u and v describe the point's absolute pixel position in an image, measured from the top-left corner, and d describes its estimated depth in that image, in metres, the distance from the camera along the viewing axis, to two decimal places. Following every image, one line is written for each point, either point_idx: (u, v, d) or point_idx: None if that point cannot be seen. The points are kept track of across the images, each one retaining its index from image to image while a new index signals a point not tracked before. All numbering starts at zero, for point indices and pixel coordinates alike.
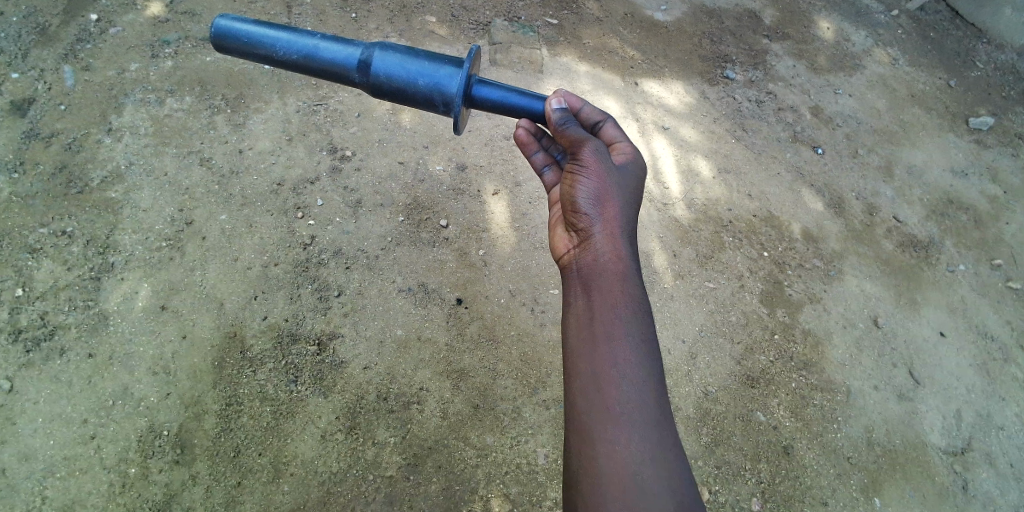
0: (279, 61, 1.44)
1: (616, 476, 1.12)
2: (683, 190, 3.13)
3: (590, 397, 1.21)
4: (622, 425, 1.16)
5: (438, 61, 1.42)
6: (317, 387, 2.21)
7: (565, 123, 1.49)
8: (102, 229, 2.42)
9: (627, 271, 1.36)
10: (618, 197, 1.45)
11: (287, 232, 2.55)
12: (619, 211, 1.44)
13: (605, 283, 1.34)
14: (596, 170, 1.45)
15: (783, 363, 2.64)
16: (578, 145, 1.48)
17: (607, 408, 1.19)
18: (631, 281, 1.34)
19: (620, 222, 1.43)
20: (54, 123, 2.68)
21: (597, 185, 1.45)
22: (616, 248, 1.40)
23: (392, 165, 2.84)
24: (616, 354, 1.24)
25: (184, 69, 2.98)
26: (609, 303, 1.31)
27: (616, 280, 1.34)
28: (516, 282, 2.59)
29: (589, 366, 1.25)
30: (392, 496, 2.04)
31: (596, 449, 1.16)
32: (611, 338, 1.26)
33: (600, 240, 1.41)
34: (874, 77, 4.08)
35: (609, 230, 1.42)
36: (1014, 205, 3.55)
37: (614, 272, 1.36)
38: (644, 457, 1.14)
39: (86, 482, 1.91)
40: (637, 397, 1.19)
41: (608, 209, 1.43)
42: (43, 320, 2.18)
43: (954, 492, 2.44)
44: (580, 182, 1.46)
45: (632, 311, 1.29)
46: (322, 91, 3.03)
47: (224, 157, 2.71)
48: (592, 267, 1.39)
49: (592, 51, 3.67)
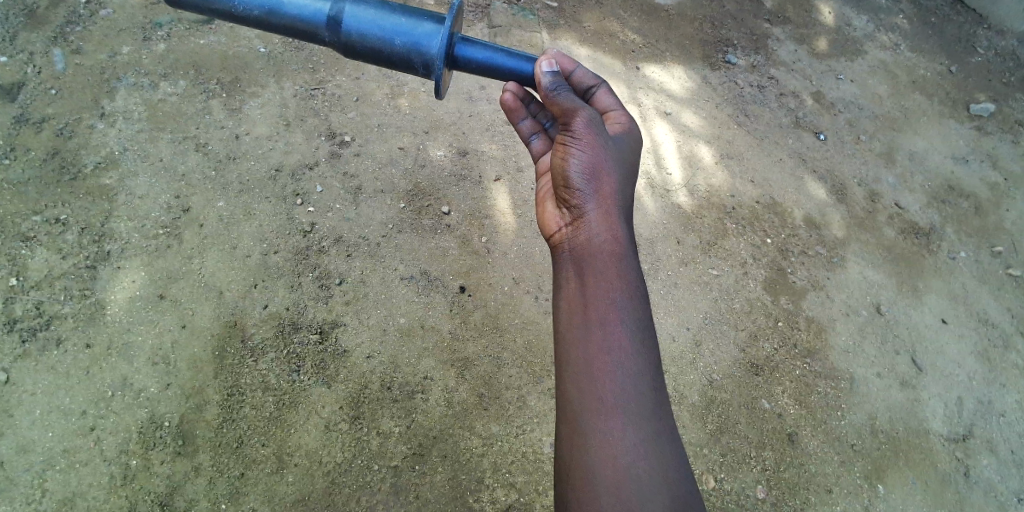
0: (240, 18, 1.33)
1: (613, 471, 1.09)
2: (685, 176, 3.10)
3: (582, 387, 1.18)
4: (619, 419, 1.14)
5: (417, 17, 1.34)
6: (320, 376, 2.18)
7: (555, 89, 1.42)
8: (97, 217, 2.37)
9: (624, 250, 1.33)
10: (610, 173, 1.41)
11: (287, 219, 2.51)
12: (612, 185, 1.40)
13: (599, 263, 1.30)
14: (588, 142, 1.40)
15: (786, 350, 2.63)
16: (570, 115, 1.41)
17: (600, 398, 1.16)
18: (626, 261, 1.31)
19: (613, 198, 1.39)
20: (44, 107, 2.61)
21: (590, 160, 1.40)
22: (610, 225, 1.36)
23: (393, 151, 2.80)
24: (612, 342, 1.20)
25: (177, 52, 2.91)
26: (604, 283, 1.27)
27: (612, 260, 1.30)
28: (519, 269, 2.56)
29: (585, 354, 1.21)
30: (398, 486, 2.02)
31: (589, 442, 1.13)
32: (607, 322, 1.22)
33: (594, 219, 1.36)
34: (876, 63, 4.05)
35: (603, 206, 1.37)
36: (1015, 192, 3.54)
37: (609, 251, 1.32)
38: (640, 452, 1.12)
39: (86, 474, 1.88)
40: (633, 388, 1.17)
41: (600, 185, 1.39)
42: (39, 310, 2.14)
43: (956, 478, 2.45)
44: (571, 154, 1.41)
45: (628, 294, 1.27)
46: (319, 75, 2.99)
47: (221, 143, 2.66)
48: (585, 245, 1.34)
49: (592, 34, 3.61)
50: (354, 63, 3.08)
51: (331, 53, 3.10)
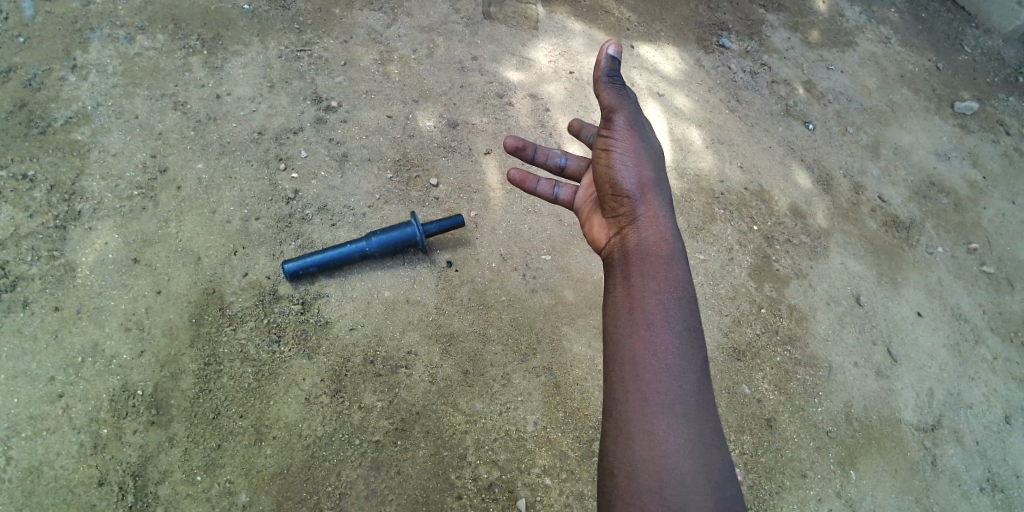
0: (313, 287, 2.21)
1: (653, 473, 1.17)
2: (675, 159, 3.08)
3: (630, 392, 1.27)
4: (663, 424, 1.22)
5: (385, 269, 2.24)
6: (301, 348, 2.13)
7: (609, 82, 1.63)
8: (67, 174, 2.26)
9: (671, 252, 1.48)
10: (655, 179, 1.60)
11: (268, 184, 2.42)
12: (657, 189, 1.58)
13: (647, 266, 1.45)
14: (631, 147, 1.61)
15: (768, 337, 2.65)
16: (614, 112, 1.63)
17: (648, 404, 1.24)
18: (673, 263, 1.46)
19: (658, 201, 1.56)
20: (11, 55, 2.46)
21: (635, 165, 1.60)
22: (657, 228, 1.52)
23: (381, 119, 2.72)
24: (660, 348, 1.31)
25: (155, 4, 2.76)
26: (652, 282, 1.41)
27: (660, 261, 1.45)
28: (507, 246, 2.53)
29: (634, 358, 1.31)
30: (379, 461, 1.99)
31: (634, 443, 1.21)
32: (658, 325, 1.34)
33: (642, 224, 1.53)
34: (867, 55, 4.06)
35: (648, 208, 1.55)
36: (993, 190, 3.61)
37: (657, 252, 1.47)
38: (684, 459, 1.18)
39: (54, 442, 1.81)
40: (679, 397, 1.25)
41: (646, 186, 1.58)
42: (4, 270, 2.04)
43: (923, 466, 2.52)
44: (616, 159, 1.62)
45: (677, 295, 1.40)
46: (306, 37, 2.88)
47: (201, 102, 2.55)
48: (637, 246, 1.51)
49: (587, 10, 3.53)
50: (342, 26, 2.97)
51: (318, 14, 2.98)
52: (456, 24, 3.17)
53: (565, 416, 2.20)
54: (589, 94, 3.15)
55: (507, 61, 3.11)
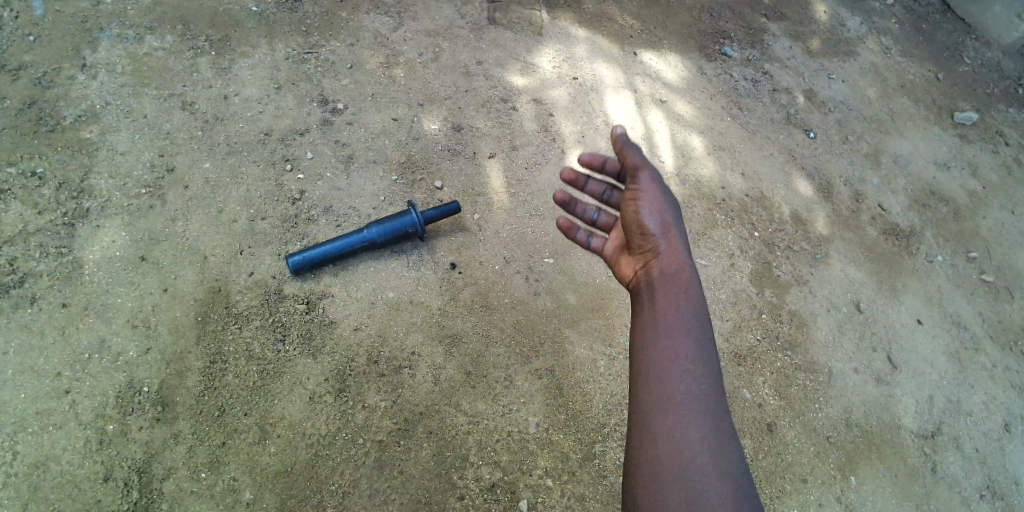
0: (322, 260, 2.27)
1: (674, 469, 1.21)
2: (677, 165, 3.10)
3: (649, 396, 1.33)
4: (683, 422, 1.27)
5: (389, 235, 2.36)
6: (306, 347, 2.14)
7: (629, 145, 1.69)
8: (76, 172, 2.28)
9: (691, 279, 1.51)
10: (679, 219, 1.62)
11: (275, 185, 2.44)
12: (680, 229, 1.59)
13: (669, 288, 1.48)
14: (654, 195, 1.63)
15: (769, 342, 2.67)
16: (637, 168, 1.67)
17: (666, 405, 1.30)
18: (692, 285, 1.50)
19: (681, 239, 1.57)
20: (21, 54, 2.48)
21: (660, 207, 1.61)
22: (678, 261, 1.54)
23: (386, 122, 2.74)
24: (677, 356, 1.37)
25: (164, 5, 2.79)
26: (672, 303, 1.46)
27: (681, 285, 1.49)
28: (511, 249, 2.55)
29: (653, 366, 1.37)
30: (382, 461, 2.00)
31: (655, 442, 1.25)
32: (676, 337, 1.40)
33: (666, 257, 1.54)
34: (867, 65, 4.09)
35: (672, 244, 1.56)
36: (992, 200, 3.63)
37: (677, 276, 1.51)
38: (705, 454, 1.23)
39: (60, 438, 1.82)
40: (695, 397, 1.31)
41: (672, 226, 1.59)
42: (13, 266, 2.05)
43: (923, 473, 2.53)
44: (644, 204, 1.62)
45: (696, 313, 1.45)
46: (312, 39, 2.90)
47: (208, 103, 2.57)
48: (660, 276, 1.52)
49: (591, 17, 3.57)
50: (348, 30, 3.00)
51: (324, 17, 3.01)
52: (461, 29, 3.20)
53: (567, 419, 2.21)
54: (593, 99, 3.18)
55: (511, 66, 3.14)
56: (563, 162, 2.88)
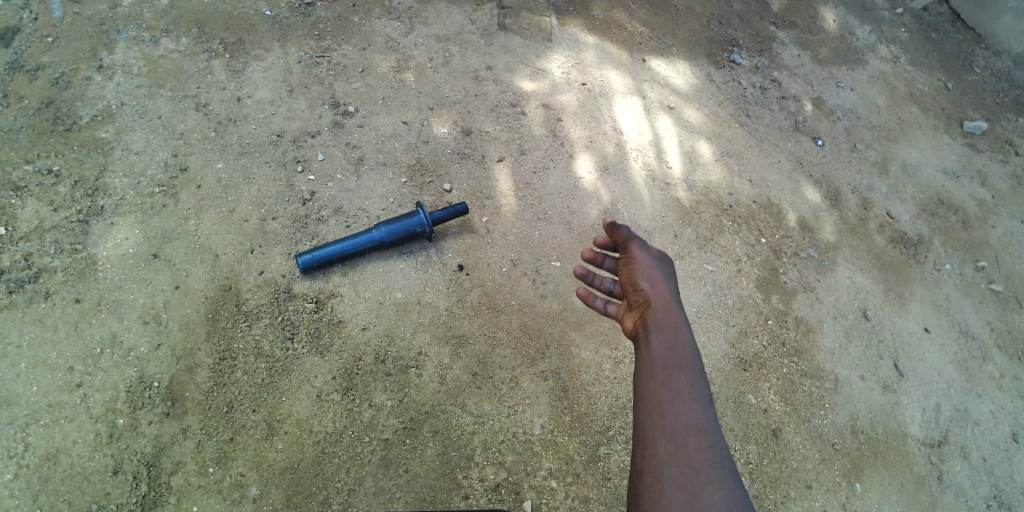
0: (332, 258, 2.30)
1: (678, 472, 1.24)
2: (685, 171, 3.11)
3: (651, 411, 1.36)
4: (687, 432, 1.31)
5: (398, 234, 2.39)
6: (314, 345, 2.16)
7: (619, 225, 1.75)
8: (91, 171, 2.32)
9: (680, 320, 1.54)
10: (670, 279, 1.65)
11: (286, 186, 2.47)
12: (671, 288, 1.62)
13: (661, 325, 1.52)
14: (646, 262, 1.66)
15: (775, 348, 2.67)
16: (628, 242, 1.72)
17: (669, 417, 1.34)
18: (681, 327, 1.52)
19: (671, 294, 1.60)
20: (40, 55, 2.53)
21: (650, 267, 1.65)
22: (669, 309, 1.56)
23: (396, 125, 2.77)
24: (675, 379, 1.41)
25: (180, 9, 2.84)
26: (663, 341, 1.48)
27: (672, 321, 1.53)
28: (518, 252, 2.56)
29: (651, 388, 1.40)
30: (388, 459, 2.01)
31: (659, 449, 1.29)
32: (670, 367, 1.43)
33: (657, 307, 1.56)
34: (876, 73, 4.09)
35: (665, 301, 1.58)
36: (1001, 209, 3.62)
37: (666, 320, 1.53)
38: (709, 461, 1.26)
39: (71, 431, 1.85)
40: (697, 413, 1.35)
41: (663, 284, 1.62)
42: (28, 262, 2.09)
43: (929, 481, 2.51)
44: (637, 267, 1.66)
45: (687, 352, 1.47)
46: (325, 43, 2.95)
47: (222, 104, 2.61)
48: (651, 325, 1.53)
49: (601, 24, 3.60)
50: (360, 34, 3.04)
51: (337, 22, 3.05)
52: (472, 35, 3.23)
53: (572, 421, 2.22)
54: (601, 105, 3.20)
55: (520, 71, 3.17)
56: (570, 166, 2.90)
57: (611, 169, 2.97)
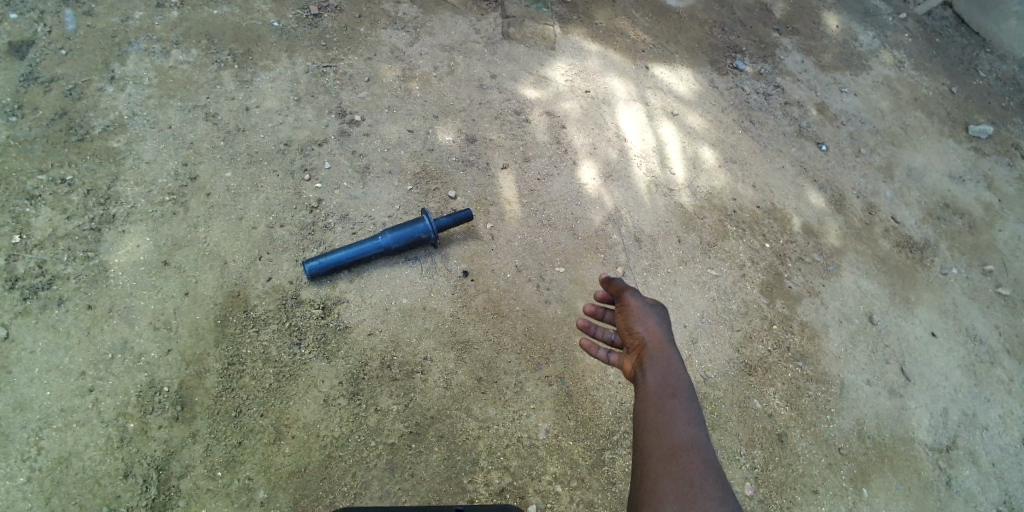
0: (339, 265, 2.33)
1: (677, 482, 1.24)
2: (688, 177, 3.13)
3: (647, 433, 1.37)
4: (683, 447, 1.31)
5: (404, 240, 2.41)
6: (321, 351, 2.19)
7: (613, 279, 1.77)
8: (103, 180, 2.36)
9: (674, 357, 1.53)
10: (667, 324, 1.64)
11: (293, 194, 2.51)
12: (667, 332, 1.60)
13: (655, 362, 1.52)
14: (641, 309, 1.66)
15: (780, 353, 2.67)
16: (622, 291, 1.73)
17: (665, 436, 1.34)
18: (675, 367, 1.51)
19: (667, 337, 1.58)
20: (53, 67, 2.59)
21: (646, 312, 1.65)
22: (664, 351, 1.55)
23: (402, 133, 2.81)
24: (670, 404, 1.41)
25: (190, 21, 2.90)
26: (659, 377, 1.48)
27: (665, 357, 1.53)
28: (523, 257, 2.59)
29: (647, 416, 1.41)
30: (393, 463, 2.03)
31: (656, 465, 1.29)
32: (665, 397, 1.44)
33: (653, 349, 1.55)
34: (880, 79, 4.10)
35: (660, 343, 1.56)
36: (1008, 213, 3.61)
37: (660, 359, 1.53)
38: (707, 472, 1.27)
39: (83, 435, 1.88)
40: (693, 433, 1.35)
41: (659, 328, 1.61)
42: (41, 269, 2.13)
43: (937, 486, 2.50)
44: (631, 314, 1.65)
45: (681, 387, 1.47)
46: (332, 53, 2.99)
47: (231, 114, 2.66)
48: (646, 366, 1.52)
49: (604, 32, 3.63)
50: (366, 44, 3.09)
51: (344, 32, 3.10)
52: (476, 44, 3.27)
53: (577, 425, 2.23)
54: (605, 112, 3.23)
55: (524, 79, 3.20)
56: (574, 173, 2.92)
57: (614, 175, 2.99)
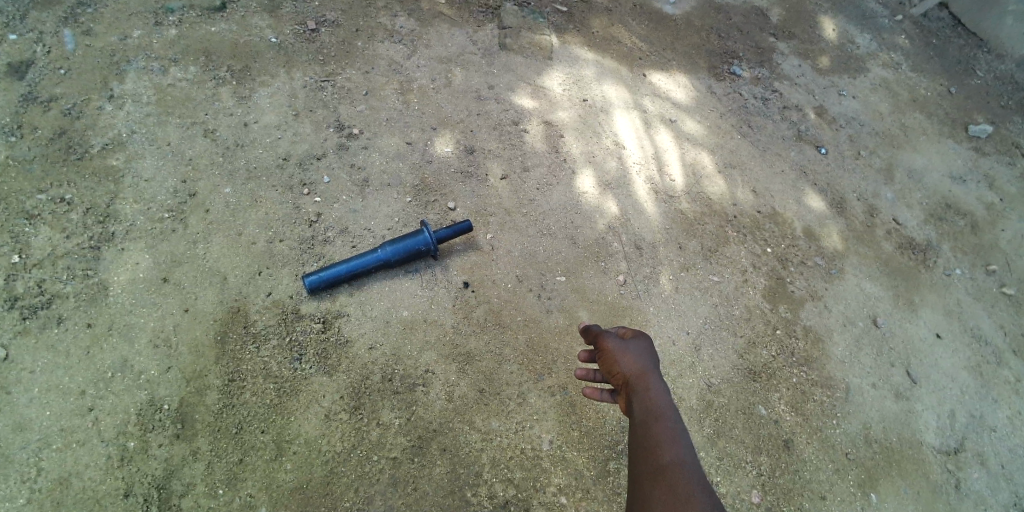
0: (341, 275, 2.32)
1: (665, 494, 1.25)
2: (687, 183, 3.12)
3: (639, 460, 1.36)
4: (670, 463, 1.31)
5: (408, 249, 2.41)
6: (323, 366, 2.18)
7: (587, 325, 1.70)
8: (102, 198, 2.37)
9: (658, 388, 1.48)
10: (651, 350, 1.59)
11: (293, 208, 2.51)
12: (650, 365, 1.55)
13: (641, 398, 1.47)
14: (618, 348, 1.59)
15: (784, 358, 2.65)
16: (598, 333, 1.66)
17: (654, 460, 1.33)
18: (661, 397, 1.46)
19: (651, 371, 1.53)
20: (53, 87, 2.61)
21: (623, 347, 1.59)
22: (648, 384, 1.50)
23: (400, 145, 2.82)
24: (659, 433, 1.38)
25: (188, 39, 2.91)
26: (646, 412, 1.43)
27: (648, 390, 1.48)
28: (523, 267, 2.58)
29: (641, 452, 1.37)
30: (396, 477, 2.01)
31: (646, 486, 1.29)
32: (652, 426, 1.40)
33: (637, 386, 1.49)
34: (878, 81, 4.10)
35: (644, 378, 1.51)
36: (1011, 212, 3.58)
37: (645, 392, 1.48)
38: (695, 483, 1.26)
39: (83, 454, 1.87)
40: (683, 453, 1.33)
41: (641, 356, 1.56)
42: (41, 288, 2.13)
43: (946, 490, 2.47)
44: (612, 354, 1.58)
45: (667, 412, 1.43)
46: (329, 68, 3.01)
47: (229, 130, 2.67)
48: (632, 403, 1.48)
49: (600, 40, 3.64)
50: (364, 57, 3.10)
51: (341, 46, 3.12)
52: (473, 55, 3.29)
53: (582, 436, 2.21)
54: (602, 120, 3.23)
55: (521, 90, 3.20)
56: (574, 182, 2.92)
57: (613, 183, 2.98)
